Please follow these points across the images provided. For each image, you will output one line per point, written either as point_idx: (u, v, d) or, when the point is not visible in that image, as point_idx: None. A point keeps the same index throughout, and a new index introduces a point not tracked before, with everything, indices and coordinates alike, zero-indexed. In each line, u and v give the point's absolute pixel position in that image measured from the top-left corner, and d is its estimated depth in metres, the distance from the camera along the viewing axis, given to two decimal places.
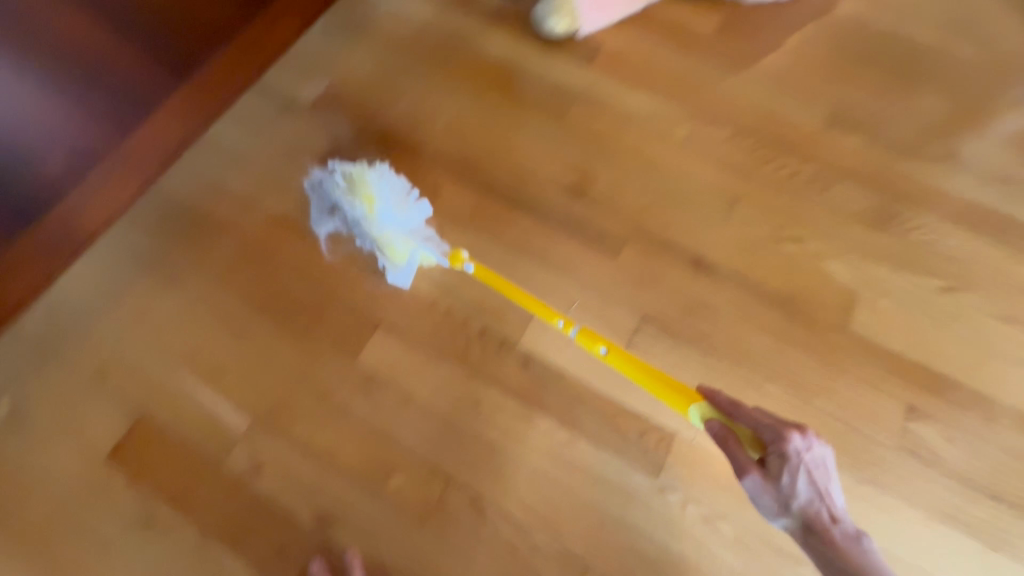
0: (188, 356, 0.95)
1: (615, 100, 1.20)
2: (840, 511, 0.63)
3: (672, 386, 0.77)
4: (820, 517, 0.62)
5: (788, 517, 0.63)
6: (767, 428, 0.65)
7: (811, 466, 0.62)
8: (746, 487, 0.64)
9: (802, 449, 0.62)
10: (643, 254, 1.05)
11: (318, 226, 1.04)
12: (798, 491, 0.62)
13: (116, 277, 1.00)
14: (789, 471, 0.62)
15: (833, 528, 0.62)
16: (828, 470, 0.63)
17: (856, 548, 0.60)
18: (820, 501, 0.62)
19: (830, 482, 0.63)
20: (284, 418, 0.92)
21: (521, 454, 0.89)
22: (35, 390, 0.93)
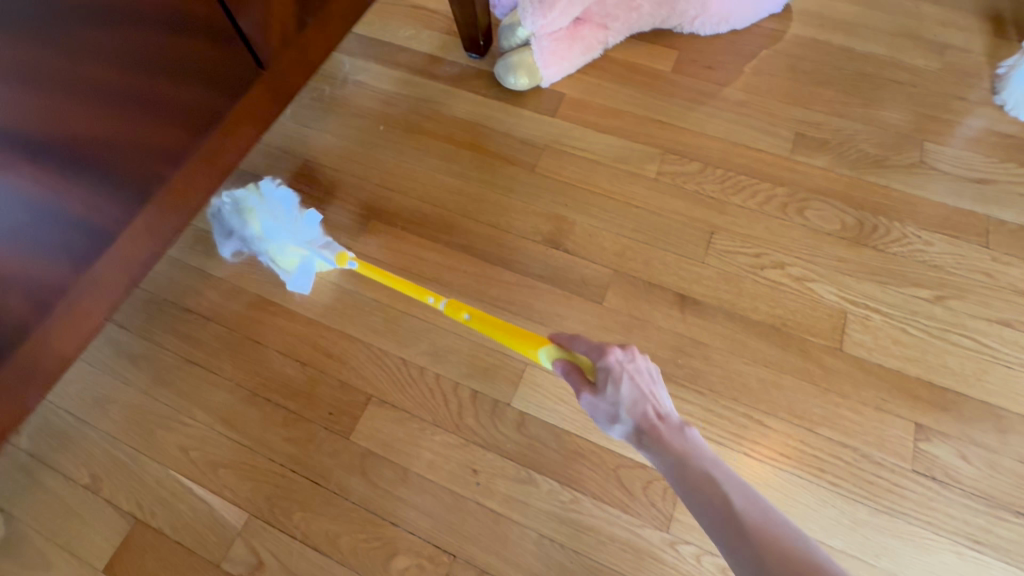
0: (182, 452, 0.94)
1: (583, 146, 1.22)
2: (667, 410, 0.67)
3: (520, 335, 0.79)
4: (648, 418, 0.66)
5: (623, 424, 0.67)
6: (594, 350, 0.70)
7: (634, 375, 0.68)
8: (584, 406, 0.69)
9: (625, 359, 0.68)
10: (627, 296, 1.05)
11: (223, 247, 1.11)
12: (623, 397, 0.67)
13: (109, 379, 1.01)
14: (612, 381, 0.67)
15: (659, 423, 0.65)
16: (652, 375, 0.68)
17: (679, 440, 0.64)
18: (646, 404, 0.66)
19: (659, 391, 0.68)
20: (282, 507, 0.89)
21: (527, 521, 0.87)
22: (28, 506, 0.91)
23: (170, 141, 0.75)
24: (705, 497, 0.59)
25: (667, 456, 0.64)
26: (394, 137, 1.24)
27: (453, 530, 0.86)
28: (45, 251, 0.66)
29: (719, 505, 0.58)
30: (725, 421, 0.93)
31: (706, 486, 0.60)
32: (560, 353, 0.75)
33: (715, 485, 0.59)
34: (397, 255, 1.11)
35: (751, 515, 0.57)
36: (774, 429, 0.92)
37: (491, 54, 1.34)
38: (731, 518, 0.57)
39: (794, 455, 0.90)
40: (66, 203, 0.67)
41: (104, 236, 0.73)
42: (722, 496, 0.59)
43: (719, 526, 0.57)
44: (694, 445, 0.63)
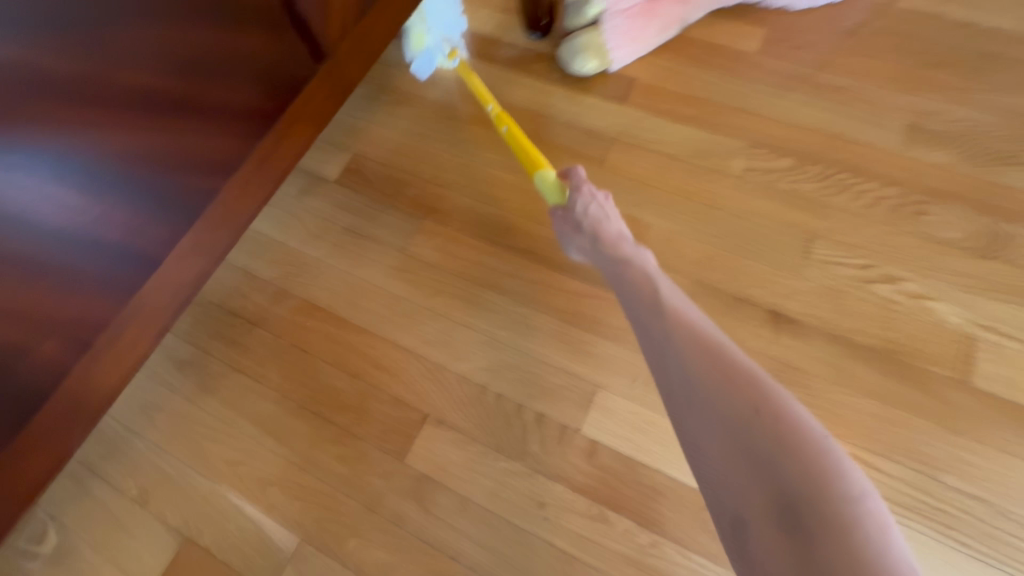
0: (231, 466, 0.89)
1: (657, 138, 1.10)
2: (620, 228, 0.83)
3: (528, 155, 0.90)
4: (608, 233, 0.83)
5: (581, 238, 0.84)
6: (575, 189, 0.85)
7: (600, 200, 0.85)
8: (556, 228, 0.88)
9: (596, 198, 0.85)
10: (711, 311, 0.93)
11: (297, 209, 1.10)
12: (588, 213, 0.84)
13: (156, 385, 0.96)
14: (579, 199, 0.84)
15: (614, 240, 0.82)
16: (615, 212, 0.85)
17: (631, 253, 0.80)
18: (604, 223, 0.83)
19: (619, 224, 0.84)
20: (334, 533, 0.83)
21: (600, 563, 0.78)
22: (75, 517, 0.88)
23: (203, 150, 0.73)
24: (637, 292, 0.75)
25: (614, 261, 0.80)
26: (449, 127, 1.14)
27: (517, 569, 0.79)
28: (84, 272, 0.67)
29: (650, 298, 0.73)
30: None
31: (646, 293, 0.74)
32: (556, 189, 0.87)
33: (649, 280, 0.76)
34: (452, 258, 1.02)
35: (695, 335, 0.67)
36: (885, 472, 0.81)
37: (553, 34, 1.22)
38: (657, 302, 0.73)
39: (906, 502, 0.80)
40: (106, 229, 0.67)
41: (145, 257, 0.72)
42: (656, 295, 0.74)
43: (665, 328, 0.69)
44: (640, 255, 0.80)
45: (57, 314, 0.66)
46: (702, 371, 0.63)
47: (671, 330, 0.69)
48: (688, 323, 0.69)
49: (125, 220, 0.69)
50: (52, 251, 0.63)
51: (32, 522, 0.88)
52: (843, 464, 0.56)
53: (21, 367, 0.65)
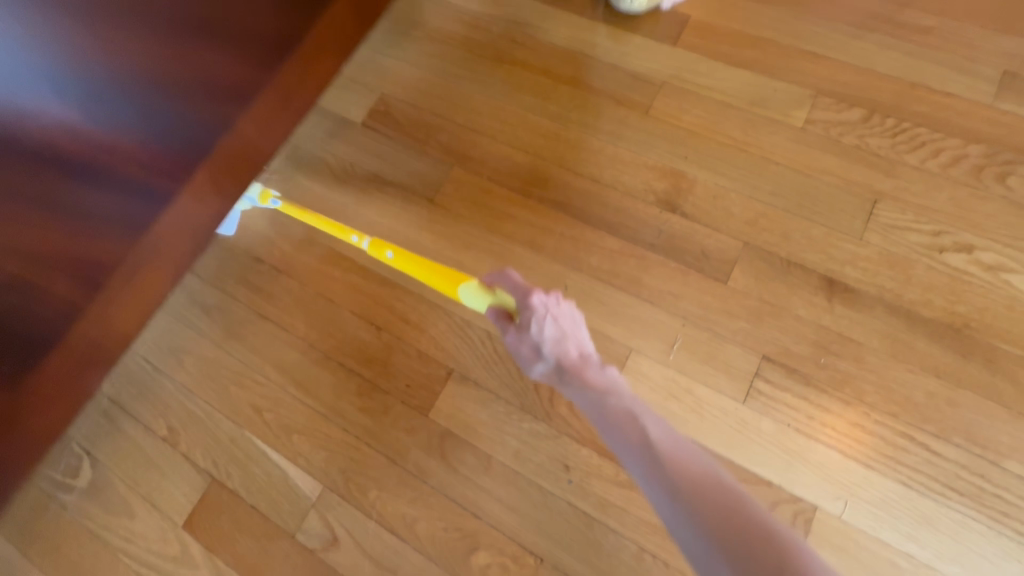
0: (256, 412, 0.89)
1: (709, 85, 1.00)
2: (588, 349, 0.68)
3: (444, 276, 0.75)
4: (569, 357, 0.67)
5: (542, 363, 0.67)
6: (522, 290, 0.68)
7: (557, 314, 0.67)
8: (508, 343, 0.69)
9: (547, 300, 0.67)
10: (759, 275, 0.86)
11: (321, 153, 1.05)
12: (545, 335, 0.66)
13: (183, 328, 0.96)
14: (535, 320, 0.66)
15: (580, 364, 0.66)
16: (574, 318, 0.68)
17: (599, 377, 0.65)
18: (567, 342, 0.67)
19: (579, 330, 0.68)
20: (358, 483, 0.83)
21: (627, 530, 0.76)
22: (111, 453, 0.90)
23: (224, 73, 0.70)
24: (623, 428, 0.59)
25: (586, 392, 0.64)
26: (481, 68, 1.06)
27: (540, 530, 0.77)
28: (97, 207, 0.65)
29: (634, 438, 0.58)
30: (878, 440, 0.76)
31: (630, 427, 0.59)
32: (492, 297, 0.70)
33: (635, 419, 0.60)
34: (482, 211, 0.97)
35: (706, 492, 0.50)
36: (941, 454, 0.75)
37: None
38: (646, 446, 0.56)
39: (966, 489, 0.73)
40: (120, 158, 0.65)
41: (157, 194, 0.70)
42: (638, 427, 0.59)
43: (641, 463, 0.55)
44: (614, 382, 0.65)
45: (76, 243, 0.64)
46: (702, 512, 0.48)
47: (660, 470, 0.53)
48: (682, 464, 0.53)
49: (139, 150, 0.66)
50: (63, 179, 0.61)
51: (70, 455, 0.90)
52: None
53: (38, 306, 0.64)
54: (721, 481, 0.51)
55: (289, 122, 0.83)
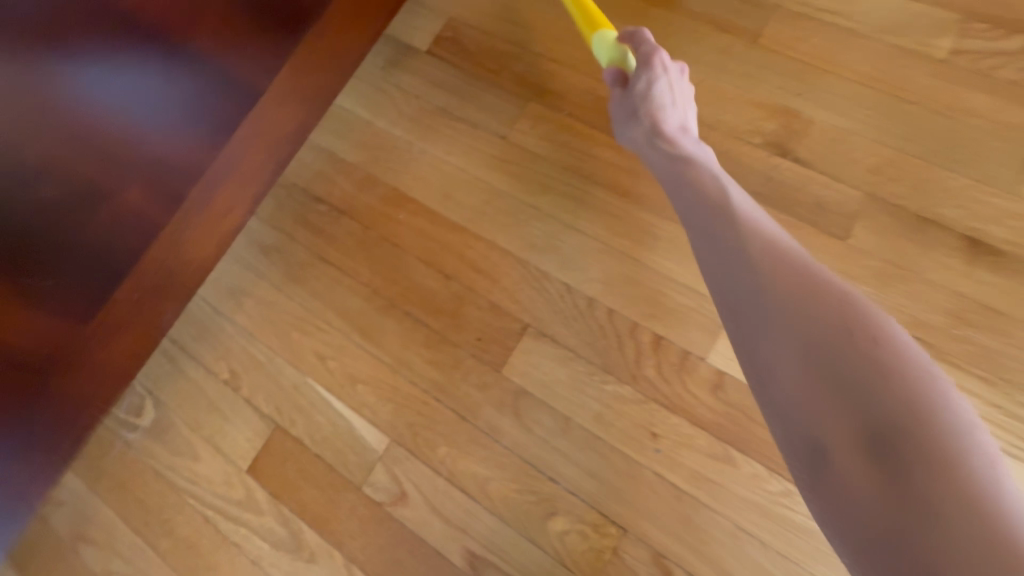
0: (319, 359, 0.85)
1: (832, 10, 0.85)
2: (688, 125, 0.67)
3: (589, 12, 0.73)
4: (669, 126, 0.66)
5: (637, 126, 0.68)
6: (648, 51, 0.67)
7: (670, 79, 0.67)
8: (614, 103, 0.70)
9: (667, 66, 0.67)
10: (885, 231, 0.75)
11: (384, 84, 0.96)
12: (651, 92, 0.67)
13: (241, 270, 0.91)
14: (647, 79, 0.66)
15: (674, 132, 0.66)
16: (687, 93, 0.68)
17: (691, 148, 0.64)
18: (670, 113, 0.66)
19: (684, 105, 0.68)
20: (426, 437, 0.79)
21: (720, 505, 0.69)
22: (173, 394, 0.87)
23: None
24: (707, 190, 0.57)
25: (672, 155, 0.64)
26: None
27: (623, 499, 0.72)
28: (167, 106, 0.71)
29: (713, 200, 0.55)
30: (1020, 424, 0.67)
31: (708, 189, 0.57)
32: (617, 52, 0.70)
33: (720, 183, 0.57)
34: (561, 151, 0.87)
35: (778, 256, 0.47)
36: None
37: None
38: (720, 210, 0.54)
39: None
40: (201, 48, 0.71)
41: (242, 93, 0.79)
42: (722, 191, 0.56)
43: (712, 221, 0.53)
44: (704, 155, 0.63)
45: (152, 170, 0.73)
46: (779, 275, 0.46)
47: (733, 229, 0.51)
48: (762, 229, 0.50)
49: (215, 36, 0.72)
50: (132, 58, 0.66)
51: (133, 394, 0.88)
52: (946, 394, 0.37)
53: (108, 209, 0.71)
54: (801, 256, 0.48)
55: (324, 81, 0.92)
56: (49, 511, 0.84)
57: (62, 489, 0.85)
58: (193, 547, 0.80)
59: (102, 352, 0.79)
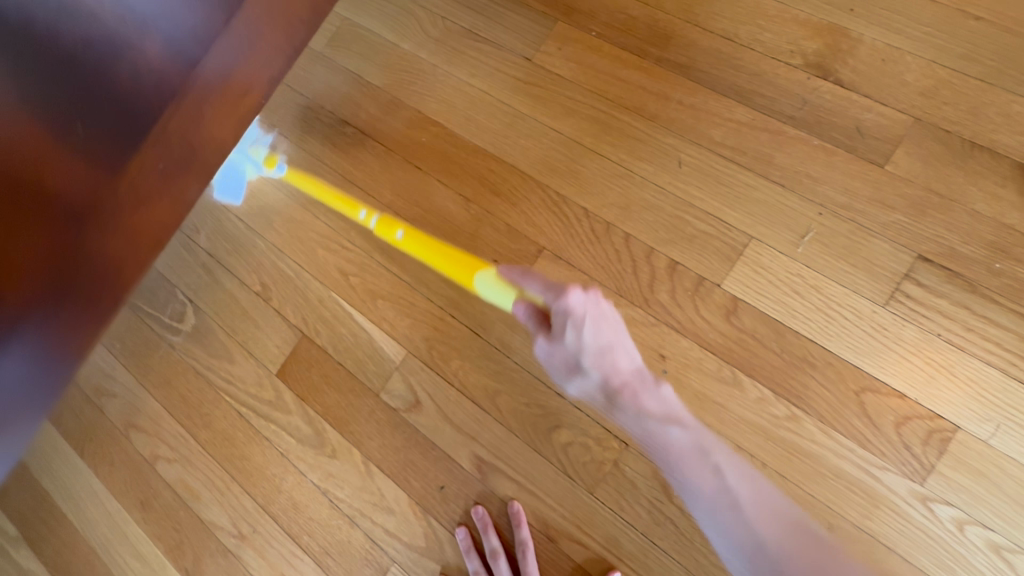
0: (342, 276, 0.89)
1: None
2: (634, 360, 0.58)
3: (461, 267, 0.72)
4: (618, 376, 0.57)
5: (582, 378, 0.57)
6: (555, 290, 0.56)
7: (596, 318, 0.55)
8: (538, 351, 0.58)
9: (585, 303, 0.55)
10: (927, 160, 0.71)
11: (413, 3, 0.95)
12: (584, 345, 0.55)
13: (272, 189, 0.95)
14: (573, 326, 0.54)
15: (631, 381, 0.57)
16: (614, 320, 0.56)
17: (654, 403, 0.58)
18: (610, 354, 0.56)
19: (621, 338, 0.57)
20: (441, 352, 0.82)
21: (724, 427, 0.70)
22: (211, 302, 0.94)
23: None
24: (691, 473, 0.56)
25: (639, 416, 0.58)
26: None
27: None
28: None
29: (705, 489, 0.55)
30: None
31: (705, 478, 0.55)
32: (507, 291, 0.62)
33: (701, 458, 0.56)
34: (587, 74, 0.85)
35: (780, 553, 0.50)
36: None
37: None
38: (719, 508, 0.54)
39: None
40: None
41: None
42: (710, 475, 0.55)
43: (713, 519, 0.53)
44: (672, 400, 0.58)
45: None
46: (784, 540, 0.51)
47: (741, 521, 0.53)
48: (755, 522, 0.52)
49: None
50: None
51: (177, 301, 0.95)
52: None
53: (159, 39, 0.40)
54: (800, 537, 0.51)
55: None
56: (104, 398, 0.94)
57: (116, 382, 0.94)
58: (228, 439, 0.88)
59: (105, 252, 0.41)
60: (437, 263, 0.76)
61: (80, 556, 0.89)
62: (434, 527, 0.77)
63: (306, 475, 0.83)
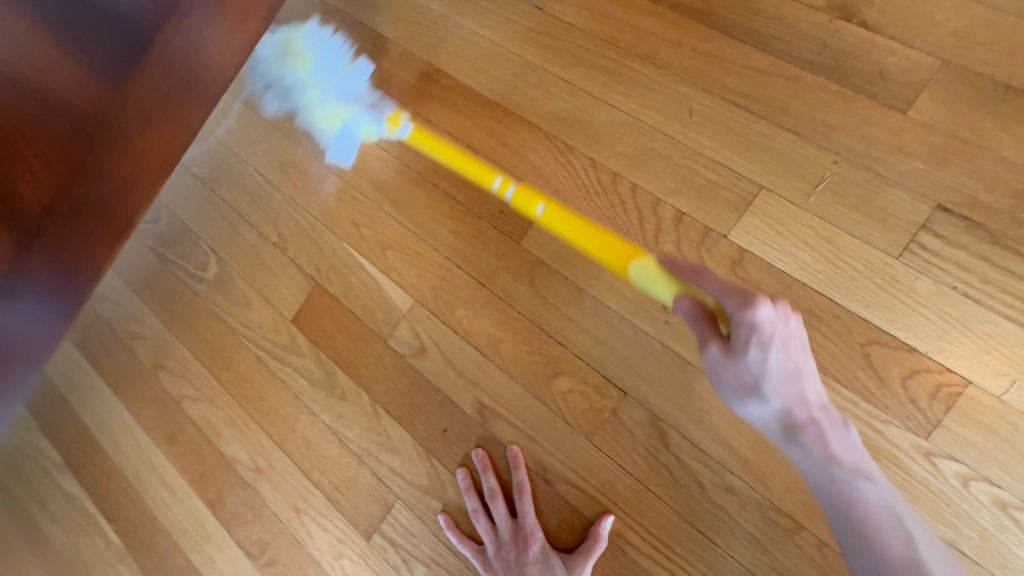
0: (354, 227, 0.91)
1: None
2: (816, 396, 0.52)
3: (609, 245, 0.65)
4: (799, 415, 0.51)
5: (758, 408, 0.52)
6: (741, 300, 0.50)
7: (786, 338, 0.50)
8: (706, 362, 0.52)
9: (773, 318, 0.50)
10: (954, 105, 0.67)
11: None
12: (762, 363, 0.50)
13: (289, 143, 0.97)
14: (758, 342, 0.49)
15: (809, 418, 0.51)
16: (803, 346, 0.51)
17: (839, 444, 0.52)
18: (790, 384, 0.51)
19: (808, 367, 0.52)
20: (447, 301, 0.83)
21: None
22: (232, 252, 0.98)
23: None
24: (875, 530, 0.49)
25: (821, 460, 0.51)
26: None
27: (626, 365, 0.74)
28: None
29: (884, 544, 0.48)
30: None
31: (888, 534, 0.49)
32: (676, 286, 0.58)
33: (877, 509, 0.50)
34: (598, 22, 0.83)
35: None
36: None
37: None
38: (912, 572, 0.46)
39: None
40: None
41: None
42: (888, 524, 0.49)
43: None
44: (853, 444, 0.53)
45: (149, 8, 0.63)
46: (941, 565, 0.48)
47: None
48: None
49: None
50: None
51: (201, 251, 1.00)
52: None
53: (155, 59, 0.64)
54: None
55: None
56: (136, 340, 1.00)
57: (146, 326, 1.00)
58: (248, 381, 0.92)
59: (123, 152, 0.67)
60: (585, 247, 0.68)
61: (116, 483, 0.96)
62: (437, 468, 0.80)
63: (318, 415, 0.87)
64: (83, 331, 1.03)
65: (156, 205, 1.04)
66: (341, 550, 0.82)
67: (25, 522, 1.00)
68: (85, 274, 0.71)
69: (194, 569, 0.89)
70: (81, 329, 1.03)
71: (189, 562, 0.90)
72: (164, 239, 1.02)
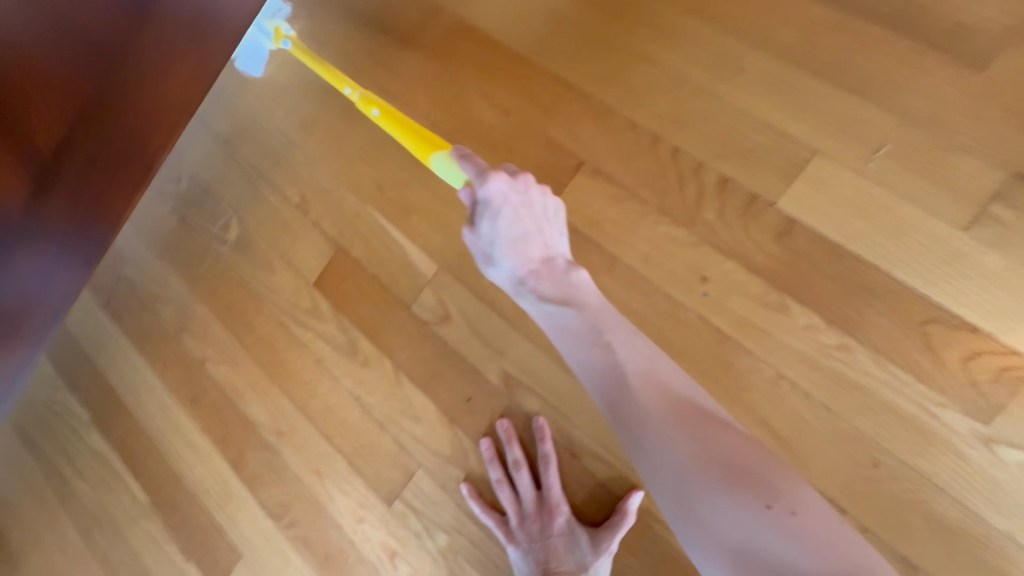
0: (378, 189, 0.88)
1: None
2: (557, 249, 0.66)
3: (427, 137, 0.70)
4: (534, 261, 0.65)
5: (501, 271, 0.66)
6: (482, 168, 0.63)
7: (518, 203, 0.63)
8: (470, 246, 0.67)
9: (507, 190, 0.62)
10: None
11: None
12: (497, 229, 0.64)
13: (311, 100, 0.94)
14: (490, 212, 0.63)
15: (543, 265, 0.65)
16: (546, 208, 0.65)
17: (564, 282, 0.64)
18: (535, 243, 0.65)
19: (541, 229, 0.65)
20: (472, 267, 0.80)
21: (765, 353, 0.66)
22: (254, 214, 0.96)
23: None
24: (596, 360, 0.58)
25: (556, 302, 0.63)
26: None
27: (660, 338, 0.70)
28: None
29: (604, 363, 0.57)
30: None
31: (593, 351, 0.58)
32: (455, 173, 0.66)
33: (606, 342, 0.58)
34: None
35: (680, 409, 0.52)
36: None
37: None
38: (619, 376, 0.56)
39: None
40: None
41: None
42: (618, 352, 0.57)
43: (609, 386, 0.56)
44: (584, 285, 0.64)
45: None
46: (663, 430, 0.51)
47: (625, 395, 0.54)
48: (648, 381, 0.54)
49: None
50: None
51: (223, 212, 0.98)
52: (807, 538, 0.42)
53: None
54: (711, 416, 0.52)
55: None
56: (159, 301, 0.99)
57: (169, 288, 0.99)
58: (270, 344, 0.91)
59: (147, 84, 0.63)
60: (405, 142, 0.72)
61: (141, 441, 0.97)
62: (460, 437, 0.79)
63: (340, 381, 0.86)
64: (107, 291, 1.03)
65: (177, 165, 1.02)
66: (362, 515, 0.82)
67: (54, 476, 1.02)
68: (103, 227, 0.69)
69: (217, 527, 0.90)
70: (105, 289, 1.03)
71: (212, 521, 0.91)
72: (187, 200, 1.00)
